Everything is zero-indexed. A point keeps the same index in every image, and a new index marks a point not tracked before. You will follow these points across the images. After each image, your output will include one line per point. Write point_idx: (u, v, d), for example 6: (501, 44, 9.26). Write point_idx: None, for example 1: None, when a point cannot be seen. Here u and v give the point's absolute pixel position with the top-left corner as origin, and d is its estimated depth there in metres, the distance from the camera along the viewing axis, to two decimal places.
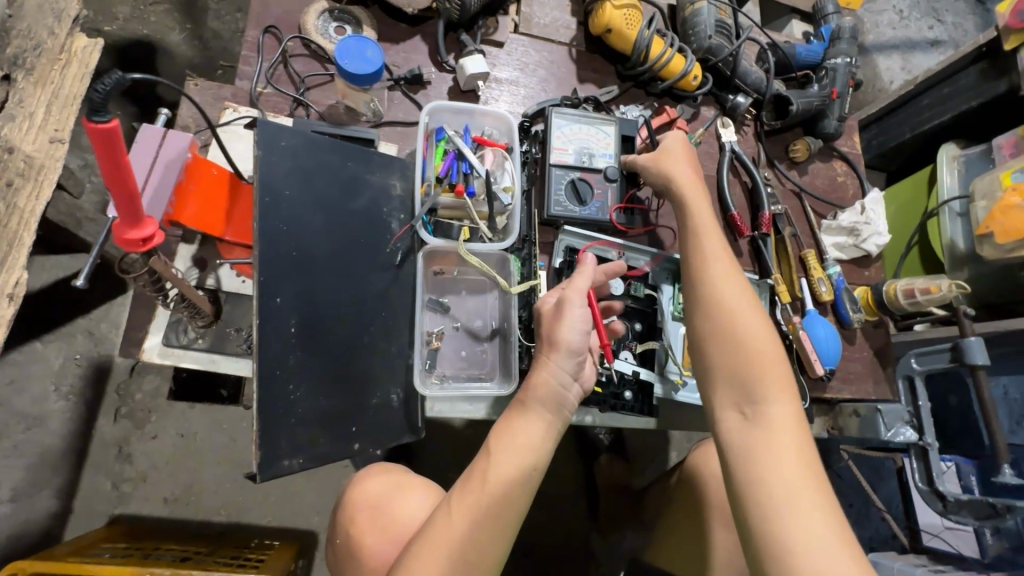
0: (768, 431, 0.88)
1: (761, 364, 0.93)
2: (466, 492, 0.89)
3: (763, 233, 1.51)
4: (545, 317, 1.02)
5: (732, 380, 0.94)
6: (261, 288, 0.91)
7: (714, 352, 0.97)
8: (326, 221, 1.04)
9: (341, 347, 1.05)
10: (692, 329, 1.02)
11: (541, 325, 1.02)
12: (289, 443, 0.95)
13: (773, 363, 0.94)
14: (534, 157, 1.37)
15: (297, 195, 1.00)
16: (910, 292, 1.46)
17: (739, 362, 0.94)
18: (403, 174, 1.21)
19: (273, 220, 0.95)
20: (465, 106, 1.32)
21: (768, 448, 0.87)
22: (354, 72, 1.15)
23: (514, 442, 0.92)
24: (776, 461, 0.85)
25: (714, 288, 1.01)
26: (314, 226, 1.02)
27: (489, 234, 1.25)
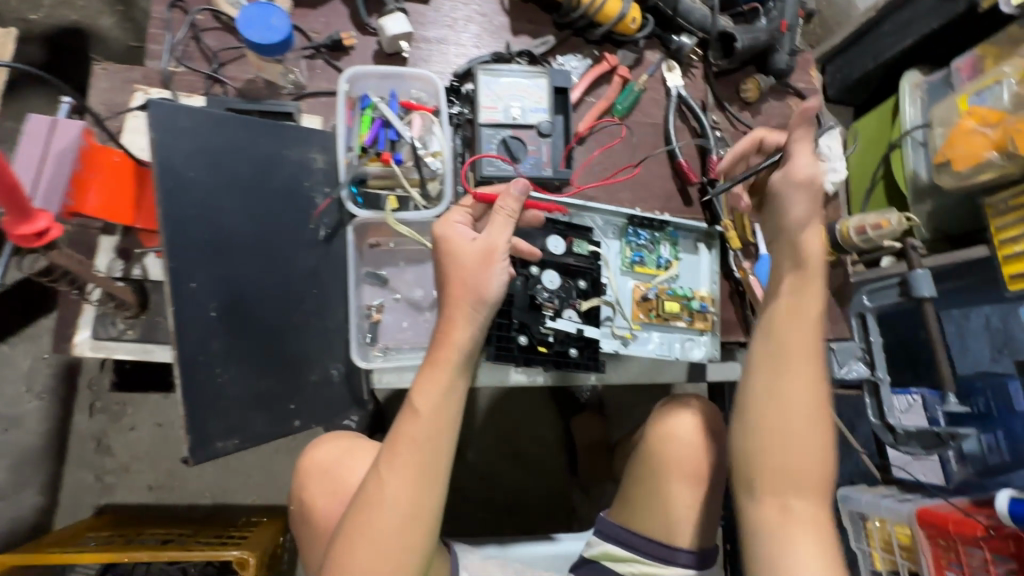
0: (800, 465, 0.84)
1: (811, 416, 0.85)
2: (396, 454, 0.99)
3: (711, 178, 1.47)
4: (465, 260, 1.07)
5: (775, 419, 0.85)
6: (170, 274, 0.90)
7: (779, 401, 0.85)
8: (242, 202, 1.02)
9: (269, 329, 1.04)
10: (767, 351, 0.86)
11: (457, 268, 1.06)
12: (222, 425, 0.96)
13: (820, 414, 0.86)
14: (466, 118, 1.32)
15: (205, 179, 0.97)
16: (861, 229, 1.44)
17: (788, 397, 0.85)
18: (324, 146, 1.16)
19: (180, 204, 0.93)
20: (389, 70, 1.27)
21: (801, 488, 0.84)
22: (259, 42, 1.10)
23: (434, 391, 1.02)
24: (805, 499, 0.84)
25: (779, 322, 0.89)
26: (229, 209, 1.00)
27: (420, 201, 1.23)
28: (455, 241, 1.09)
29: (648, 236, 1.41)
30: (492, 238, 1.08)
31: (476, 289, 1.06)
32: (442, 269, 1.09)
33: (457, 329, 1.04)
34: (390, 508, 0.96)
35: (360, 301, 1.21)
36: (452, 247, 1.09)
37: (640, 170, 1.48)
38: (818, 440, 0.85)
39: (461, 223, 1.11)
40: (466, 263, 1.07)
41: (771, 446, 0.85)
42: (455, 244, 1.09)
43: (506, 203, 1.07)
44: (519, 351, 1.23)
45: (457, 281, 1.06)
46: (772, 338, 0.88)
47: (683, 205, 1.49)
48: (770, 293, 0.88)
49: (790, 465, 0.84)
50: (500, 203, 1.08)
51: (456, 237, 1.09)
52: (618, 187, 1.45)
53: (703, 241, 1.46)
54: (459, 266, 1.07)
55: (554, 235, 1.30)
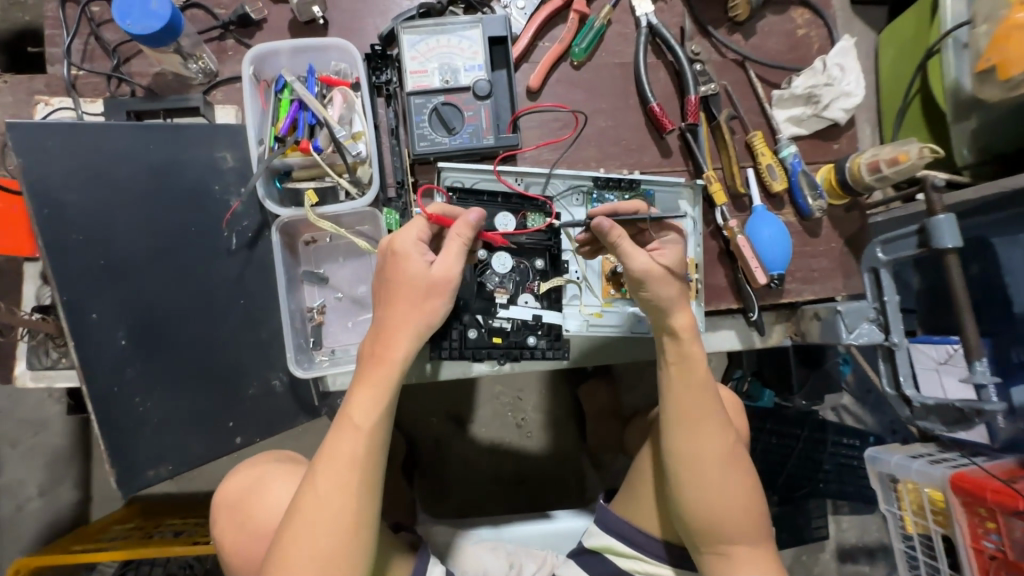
0: (744, 545, 0.98)
1: (726, 469, 0.97)
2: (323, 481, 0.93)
3: (690, 123, 1.27)
4: (417, 284, 0.96)
5: (711, 480, 0.97)
6: (65, 307, 0.90)
7: (711, 490, 0.97)
8: (131, 217, 0.97)
9: (190, 349, 0.99)
10: (677, 456, 0.98)
11: (392, 292, 0.96)
12: (151, 453, 0.94)
13: (736, 469, 0.98)
14: (395, 87, 1.18)
15: (82, 202, 0.93)
16: (874, 166, 1.22)
17: (717, 460, 0.98)
18: (233, 140, 1.05)
19: (57, 231, 0.91)
20: (302, 43, 1.12)
21: (745, 539, 0.98)
22: (141, 33, 0.98)
23: (361, 417, 0.95)
24: (746, 544, 0.98)
25: (695, 386, 0.99)
26: (122, 228, 0.96)
27: (350, 188, 1.13)
28: (406, 263, 0.97)
29: (617, 198, 1.23)
30: (448, 266, 0.97)
31: (426, 314, 0.96)
32: (388, 293, 0.97)
33: (399, 350, 0.96)
34: (323, 531, 0.90)
35: (300, 304, 1.15)
36: (401, 268, 0.97)
37: (607, 122, 1.30)
38: (753, 508, 0.99)
39: (415, 242, 0.97)
40: (416, 288, 0.96)
41: (708, 500, 0.96)
42: (406, 267, 0.96)
43: (464, 233, 0.98)
44: (469, 346, 1.12)
45: (407, 308, 0.96)
46: (685, 396, 0.99)
47: (659, 157, 1.30)
48: (665, 397, 1.00)
49: (731, 518, 0.97)
50: (456, 230, 0.97)
51: (408, 258, 0.96)
52: (581, 145, 1.28)
53: (688, 197, 1.25)
54: (408, 290, 0.96)
55: (504, 211, 1.17)
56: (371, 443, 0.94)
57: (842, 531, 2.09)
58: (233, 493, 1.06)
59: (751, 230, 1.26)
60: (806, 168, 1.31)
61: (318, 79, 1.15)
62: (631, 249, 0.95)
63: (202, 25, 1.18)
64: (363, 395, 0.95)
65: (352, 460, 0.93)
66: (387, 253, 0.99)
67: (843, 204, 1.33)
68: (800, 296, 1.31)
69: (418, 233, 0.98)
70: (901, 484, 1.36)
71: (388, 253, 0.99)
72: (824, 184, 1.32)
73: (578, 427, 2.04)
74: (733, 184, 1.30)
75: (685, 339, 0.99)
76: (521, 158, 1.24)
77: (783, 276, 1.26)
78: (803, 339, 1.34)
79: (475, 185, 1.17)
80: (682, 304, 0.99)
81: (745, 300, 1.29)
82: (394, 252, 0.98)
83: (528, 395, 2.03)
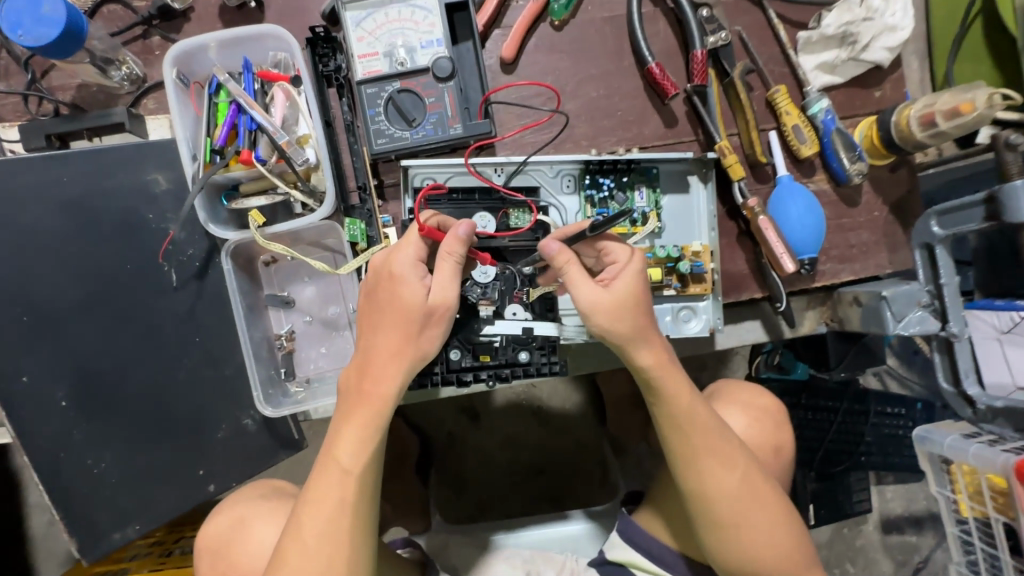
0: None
1: (752, 498, 0.80)
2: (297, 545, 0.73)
3: (697, 85, 1.07)
4: (408, 315, 0.74)
5: (735, 524, 0.79)
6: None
7: (749, 532, 0.80)
8: (53, 266, 0.90)
9: (141, 398, 0.95)
10: (704, 498, 0.79)
11: (379, 319, 0.75)
12: (113, 517, 0.93)
13: (764, 494, 0.81)
14: (345, 75, 1.02)
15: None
16: (929, 120, 1.01)
17: (739, 500, 0.79)
18: (162, 159, 0.97)
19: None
20: (229, 34, 0.97)
21: (788, 573, 0.82)
22: (35, 45, 0.86)
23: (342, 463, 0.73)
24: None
25: (697, 422, 0.79)
26: (40, 278, 0.89)
27: (304, 200, 0.99)
28: (400, 287, 0.74)
29: (614, 182, 1.05)
30: (446, 292, 0.75)
31: (421, 346, 0.75)
32: (376, 317, 0.75)
33: (392, 384, 0.74)
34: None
35: (267, 332, 1.06)
36: (392, 292, 0.74)
37: (598, 91, 1.11)
38: (793, 542, 0.82)
39: (413, 263, 0.75)
40: (408, 318, 0.74)
41: (737, 544, 0.80)
42: (399, 291, 0.74)
43: (455, 249, 0.74)
44: (454, 369, 1.01)
45: (397, 339, 0.74)
46: (686, 435, 0.79)
47: (662, 128, 1.12)
48: (668, 436, 0.81)
49: (767, 556, 0.80)
50: (445, 246, 0.74)
51: (404, 280, 0.74)
52: (571, 122, 1.11)
53: (697, 174, 1.08)
54: (401, 320, 0.74)
55: (483, 211, 1.01)
56: (364, 489, 0.74)
57: (885, 500, 1.62)
58: (214, 537, 0.90)
59: (775, 207, 1.07)
60: (841, 125, 1.10)
61: (254, 75, 1.00)
62: (576, 277, 0.77)
63: (121, 22, 1.03)
64: (353, 431, 0.74)
65: (340, 512, 0.72)
66: (376, 272, 0.76)
67: (889, 163, 1.15)
68: (836, 277, 1.14)
69: (414, 252, 0.76)
70: (954, 464, 1.07)
71: (381, 271, 0.76)
72: (864, 142, 1.13)
73: (600, 416, 1.53)
74: (753, 153, 1.10)
75: (658, 377, 0.79)
76: (500, 144, 1.09)
77: (816, 258, 1.07)
78: (841, 326, 1.17)
79: (447, 182, 1.02)
80: (646, 337, 0.79)
81: (772, 288, 1.10)
82: (389, 270, 0.75)
83: (541, 387, 1.53)
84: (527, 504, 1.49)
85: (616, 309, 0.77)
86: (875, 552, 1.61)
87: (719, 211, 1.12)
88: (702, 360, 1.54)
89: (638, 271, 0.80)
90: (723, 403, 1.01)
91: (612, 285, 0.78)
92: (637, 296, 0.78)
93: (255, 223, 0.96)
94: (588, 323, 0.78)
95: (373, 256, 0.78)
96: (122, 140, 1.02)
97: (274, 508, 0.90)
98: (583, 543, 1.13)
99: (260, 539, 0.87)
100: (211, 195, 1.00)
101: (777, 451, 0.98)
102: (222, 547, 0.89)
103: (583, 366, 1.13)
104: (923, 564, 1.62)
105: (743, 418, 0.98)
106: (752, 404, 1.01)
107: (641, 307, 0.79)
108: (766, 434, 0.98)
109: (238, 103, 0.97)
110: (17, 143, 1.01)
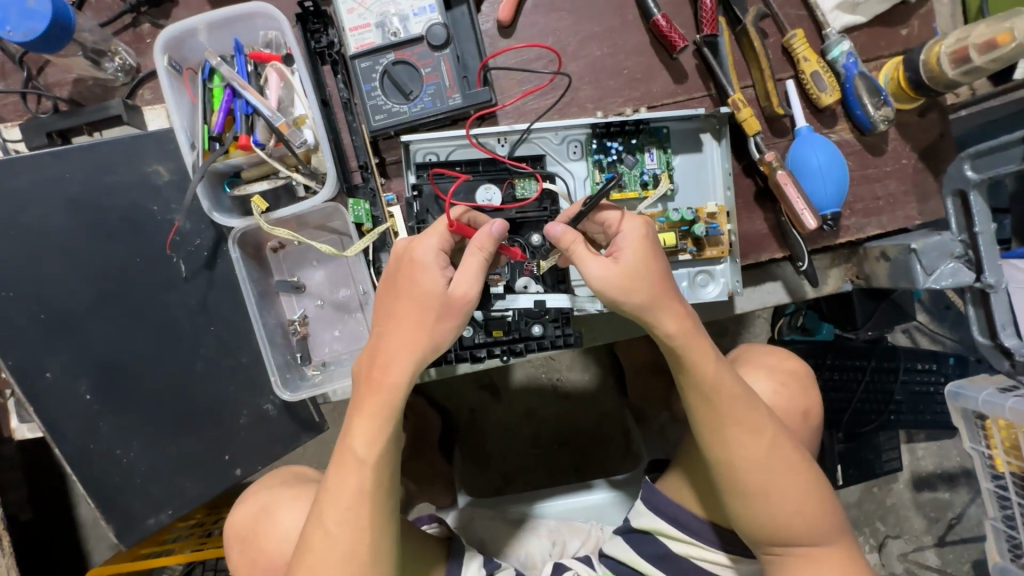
0: (814, 550, 0.80)
1: (779, 465, 0.78)
2: (317, 535, 0.72)
3: (707, 35, 1.01)
4: (426, 304, 0.72)
5: (759, 492, 0.77)
6: (18, 373, 0.92)
7: (776, 501, 0.78)
8: (66, 265, 0.94)
9: (163, 388, 0.98)
10: (728, 465, 0.78)
11: (394, 308, 0.73)
12: (149, 503, 0.97)
13: (792, 461, 0.79)
14: (338, 50, 1.00)
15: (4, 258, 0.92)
16: (961, 56, 0.94)
17: (763, 468, 0.77)
18: (163, 150, 0.97)
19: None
20: (218, 15, 0.95)
21: (814, 541, 0.80)
22: (25, 40, 0.86)
23: (355, 455, 0.71)
24: (819, 546, 0.80)
25: (722, 390, 0.77)
26: (56, 279, 0.94)
27: (307, 182, 0.98)
28: (421, 277, 0.72)
29: (622, 146, 1.01)
30: (467, 284, 0.73)
31: (435, 337, 0.72)
32: (393, 307, 0.73)
33: (405, 373, 0.71)
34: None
35: (281, 318, 1.07)
36: (412, 280, 0.73)
37: (602, 49, 1.06)
38: (819, 509, 0.79)
39: (435, 253, 0.73)
40: (426, 308, 0.72)
41: (761, 511, 0.78)
42: (420, 280, 0.72)
43: (486, 246, 0.74)
44: (467, 346, 1.00)
45: (412, 328, 0.72)
46: (708, 405, 0.77)
47: (672, 84, 1.06)
48: (691, 405, 0.79)
49: (793, 524, 0.78)
50: (476, 242, 0.73)
51: (425, 270, 0.72)
52: (575, 84, 1.06)
53: (710, 131, 1.03)
54: (418, 309, 0.72)
55: (486, 183, 0.98)
56: (382, 477, 0.72)
57: (917, 458, 1.59)
58: (241, 526, 0.92)
59: (794, 161, 1.02)
60: (865, 69, 1.03)
61: (246, 56, 0.98)
62: (583, 254, 0.75)
63: (111, 12, 1.02)
64: (366, 423, 0.72)
65: (360, 501, 0.71)
66: (398, 261, 0.74)
67: (917, 108, 1.08)
68: (861, 232, 1.09)
69: (438, 241, 0.74)
70: (989, 420, 1.04)
71: (402, 259, 0.74)
72: (890, 86, 1.05)
73: (620, 385, 1.52)
74: (770, 105, 1.03)
75: (680, 346, 0.76)
76: (502, 114, 1.06)
77: (839, 213, 1.02)
78: (868, 283, 1.12)
79: (449, 156, 1.00)
80: (665, 305, 0.75)
81: (794, 247, 1.05)
82: (411, 259, 0.73)
83: (559, 359, 1.51)
84: (552, 477, 1.50)
85: (627, 279, 0.74)
86: (907, 510, 1.58)
87: (735, 168, 1.08)
88: (723, 325, 1.51)
89: (643, 237, 0.77)
90: (750, 368, 0.98)
91: (619, 256, 0.76)
92: (646, 263, 0.75)
93: (258, 209, 0.96)
94: (600, 299, 0.76)
95: (395, 245, 0.76)
96: (121, 132, 1.01)
97: (298, 492, 0.92)
98: (608, 509, 1.14)
99: (286, 524, 0.88)
100: (213, 183, 0.99)
101: (806, 415, 0.95)
102: (250, 533, 0.90)
103: (599, 337, 1.11)
104: (957, 521, 1.58)
105: (769, 382, 0.95)
106: (779, 368, 0.98)
107: (652, 276, 0.75)
108: (795, 398, 0.95)
109: (233, 88, 0.95)
110: (19, 142, 1.01)
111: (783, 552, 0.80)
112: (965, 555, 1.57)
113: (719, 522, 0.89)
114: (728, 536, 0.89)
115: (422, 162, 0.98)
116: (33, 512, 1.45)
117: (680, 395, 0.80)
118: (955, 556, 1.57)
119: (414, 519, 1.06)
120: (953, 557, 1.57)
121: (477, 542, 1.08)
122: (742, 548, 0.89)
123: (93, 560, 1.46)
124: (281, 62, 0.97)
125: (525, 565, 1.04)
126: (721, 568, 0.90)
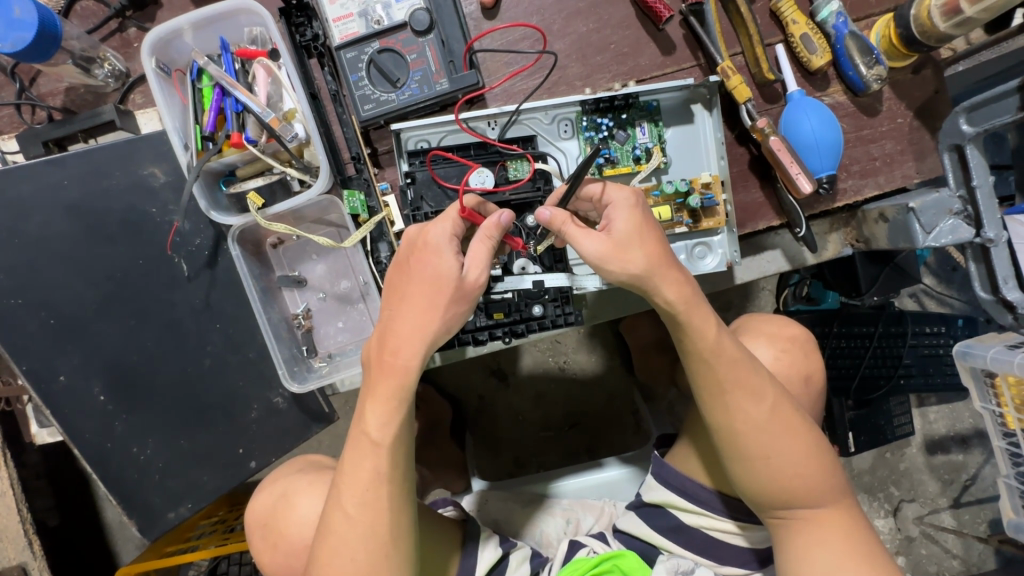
0: (817, 512, 0.81)
1: (782, 428, 0.79)
2: (336, 516, 0.73)
3: (691, 4, 1.01)
4: (439, 287, 0.71)
5: (763, 456, 0.78)
6: (33, 378, 0.95)
7: (782, 461, 0.78)
8: (73, 270, 0.97)
9: (175, 385, 1.01)
10: (732, 432, 0.78)
11: (408, 292, 0.72)
12: (167, 497, 1.01)
13: (795, 423, 0.79)
14: (323, 43, 1.00)
15: (8, 268, 0.95)
16: (952, 9, 0.92)
17: (767, 430, 0.78)
18: (160, 155, 0.99)
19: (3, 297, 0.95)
20: (201, 15, 0.95)
21: (816, 503, 0.80)
22: (14, 50, 0.87)
23: (369, 435, 0.72)
24: (821, 506, 0.80)
25: (726, 356, 0.77)
26: (63, 283, 0.97)
27: (301, 176, 0.98)
28: (433, 260, 0.72)
29: (613, 121, 1.00)
30: (478, 269, 0.74)
31: (445, 320, 0.72)
32: (403, 291, 0.72)
33: (417, 356, 0.71)
34: (354, 565, 0.72)
35: (285, 313, 1.09)
36: (425, 264, 0.72)
37: (587, 25, 1.06)
38: (820, 470, 0.80)
39: (447, 236, 0.73)
40: (438, 291, 0.71)
41: (764, 474, 0.78)
42: (432, 264, 0.72)
43: (494, 233, 0.76)
44: (469, 330, 1.01)
45: (423, 311, 0.71)
46: (712, 373, 0.78)
47: (660, 57, 1.06)
48: (693, 374, 0.80)
49: (797, 486, 0.79)
50: (483, 229, 0.75)
51: (437, 253, 0.72)
52: (561, 63, 1.06)
53: (700, 102, 1.02)
54: (430, 291, 0.71)
55: (480, 166, 0.98)
56: (396, 461, 0.73)
57: (929, 421, 1.59)
58: (263, 511, 0.95)
59: (788, 126, 1.01)
60: (856, 29, 1.02)
61: (233, 55, 0.98)
62: (576, 233, 0.76)
63: (96, 17, 1.03)
64: (378, 406, 0.72)
65: (377, 482, 0.72)
66: (409, 244, 0.74)
67: (911, 65, 1.07)
68: (860, 194, 1.08)
69: (449, 226, 0.74)
70: (998, 377, 1.02)
71: (413, 244, 0.74)
72: (881, 44, 1.05)
73: (628, 365, 1.52)
74: (759, 71, 1.03)
75: (683, 313, 0.76)
76: (491, 96, 1.06)
77: (834, 175, 1.01)
78: (868, 245, 1.12)
79: (442, 141, 1.01)
80: (665, 273, 0.75)
81: (790, 214, 1.05)
82: (423, 243, 0.73)
83: (565, 342, 1.52)
84: (565, 459, 1.52)
85: (623, 252, 0.74)
86: (921, 473, 1.58)
87: (728, 137, 1.07)
88: (728, 298, 1.52)
89: (636, 208, 0.77)
90: (751, 337, 0.98)
91: (612, 228, 0.76)
92: (642, 232, 0.76)
93: (255, 206, 0.97)
94: (598, 273, 0.76)
95: (404, 231, 0.76)
96: (115, 137, 1.03)
97: (316, 479, 0.94)
98: (622, 486, 1.15)
99: (302, 511, 0.90)
100: (209, 182, 1.01)
101: (806, 380, 0.96)
102: (269, 520, 0.93)
103: (600, 315, 1.11)
104: (972, 482, 1.58)
105: (771, 349, 0.95)
106: (779, 335, 0.98)
107: (649, 243, 0.76)
108: (797, 365, 0.95)
109: (221, 87, 0.96)
110: (18, 154, 1.03)
111: (788, 516, 0.81)
112: (980, 516, 1.57)
113: (726, 492, 0.89)
114: (736, 504, 0.89)
115: (414, 150, 0.98)
116: (60, 518, 1.48)
117: (683, 363, 0.81)
118: (971, 516, 1.57)
119: (431, 502, 1.06)
120: (969, 517, 1.57)
121: (491, 523, 1.08)
122: (750, 515, 0.89)
123: (123, 560, 1.51)
124: (266, 58, 0.98)
125: (541, 545, 1.05)
126: (731, 536, 0.90)
